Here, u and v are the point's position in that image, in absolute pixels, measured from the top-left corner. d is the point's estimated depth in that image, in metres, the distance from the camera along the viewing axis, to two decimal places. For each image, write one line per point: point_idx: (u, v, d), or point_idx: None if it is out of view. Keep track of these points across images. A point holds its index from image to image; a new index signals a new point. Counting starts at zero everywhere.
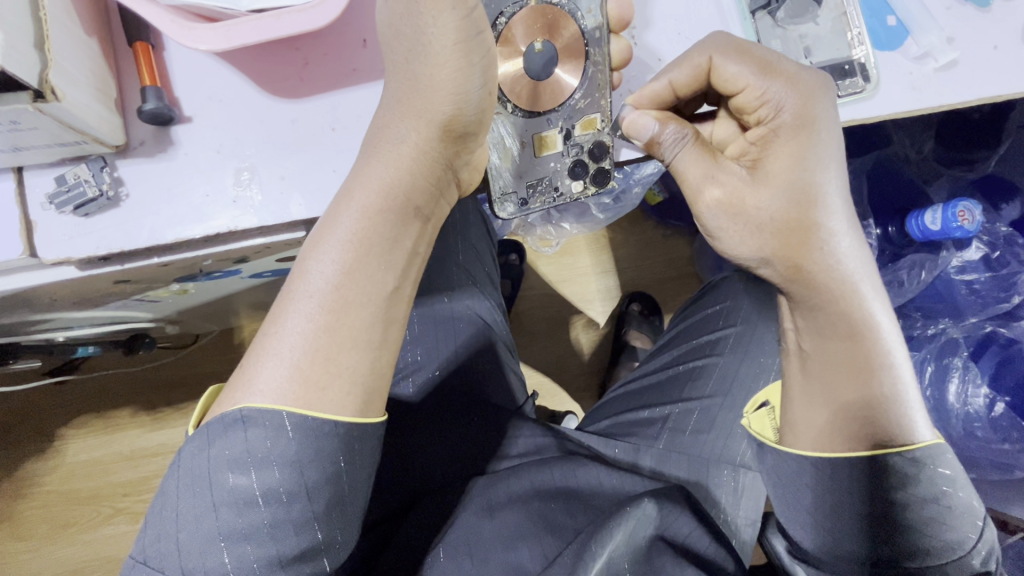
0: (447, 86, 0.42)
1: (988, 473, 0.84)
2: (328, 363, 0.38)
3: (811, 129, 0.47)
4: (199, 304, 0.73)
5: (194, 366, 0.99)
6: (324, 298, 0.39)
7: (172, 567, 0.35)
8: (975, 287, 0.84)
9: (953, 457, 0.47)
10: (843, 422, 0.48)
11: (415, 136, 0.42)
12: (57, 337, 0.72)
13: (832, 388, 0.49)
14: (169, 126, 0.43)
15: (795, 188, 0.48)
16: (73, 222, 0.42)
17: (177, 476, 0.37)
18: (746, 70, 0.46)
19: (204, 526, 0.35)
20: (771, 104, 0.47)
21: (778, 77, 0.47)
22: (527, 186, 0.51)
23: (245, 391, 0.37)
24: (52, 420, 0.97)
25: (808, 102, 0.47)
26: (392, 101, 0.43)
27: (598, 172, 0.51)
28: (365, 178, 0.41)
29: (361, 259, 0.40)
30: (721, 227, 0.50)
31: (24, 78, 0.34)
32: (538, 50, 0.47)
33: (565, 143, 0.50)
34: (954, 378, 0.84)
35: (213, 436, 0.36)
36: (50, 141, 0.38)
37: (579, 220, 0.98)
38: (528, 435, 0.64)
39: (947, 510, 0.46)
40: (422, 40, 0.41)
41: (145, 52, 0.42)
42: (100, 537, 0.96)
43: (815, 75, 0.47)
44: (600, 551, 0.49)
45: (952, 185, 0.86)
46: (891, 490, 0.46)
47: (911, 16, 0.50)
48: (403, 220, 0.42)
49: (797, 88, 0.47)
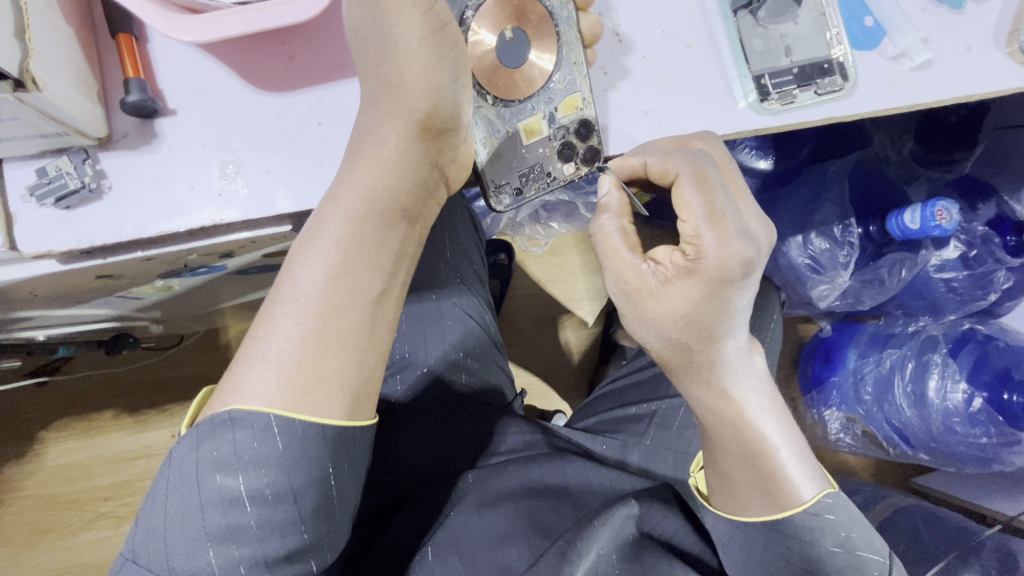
0: (422, 84, 0.42)
1: (966, 466, 0.90)
2: (316, 367, 0.37)
3: (726, 289, 0.44)
4: (184, 303, 0.73)
5: (179, 367, 0.98)
6: (312, 302, 0.39)
7: (161, 566, 0.35)
8: (953, 286, 0.89)
9: (843, 501, 0.47)
10: (734, 491, 0.48)
11: (396, 138, 0.43)
12: (37, 336, 0.71)
13: (723, 453, 0.48)
14: (153, 118, 0.43)
15: (693, 319, 0.46)
16: (54, 216, 0.41)
17: (167, 475, 0.36)
18: (698, 206, 0.44)
19: (192, 525, 0.35)
20: (697, 247, 0.44)
21: (717, 229, 0.44)
22: (519, 176, 0.50)
23: (234, 394, 0.37)
24: (31, 422, 0.95)
25: (727, 266, 0.44)
26: (370, 104, 0.43)
27: (585, 150, 0.49)
28: (349, 182, 0.42)
29: (348, 262, 0.40)
30: (619, 303, 0.50)
31: (3, 66, 0.33)
32: (509, 39, 0.48)
33: (550, 127, 0.50)
34: (934, 374, 0.86)
35: (203, 437, 0.36)
36: (31, 132, 0.38)
37: (567, 219, 0.99)
38: (515, 432, 0.65)
39: (856, 554, 0.47)
40: (389, 42, 0.41)
41: (128, 44, 0.42)
42: (81, 542, 0.95)
43: (751, 243, 0.44)
44: (587, 547, 0.50)
45: (931, 186, 0.87)
46: (805, 546, 0.47)
47: (888, 17, 0.51)
48: (389, 223, 0.42)
49: (726, 246, 0.43)
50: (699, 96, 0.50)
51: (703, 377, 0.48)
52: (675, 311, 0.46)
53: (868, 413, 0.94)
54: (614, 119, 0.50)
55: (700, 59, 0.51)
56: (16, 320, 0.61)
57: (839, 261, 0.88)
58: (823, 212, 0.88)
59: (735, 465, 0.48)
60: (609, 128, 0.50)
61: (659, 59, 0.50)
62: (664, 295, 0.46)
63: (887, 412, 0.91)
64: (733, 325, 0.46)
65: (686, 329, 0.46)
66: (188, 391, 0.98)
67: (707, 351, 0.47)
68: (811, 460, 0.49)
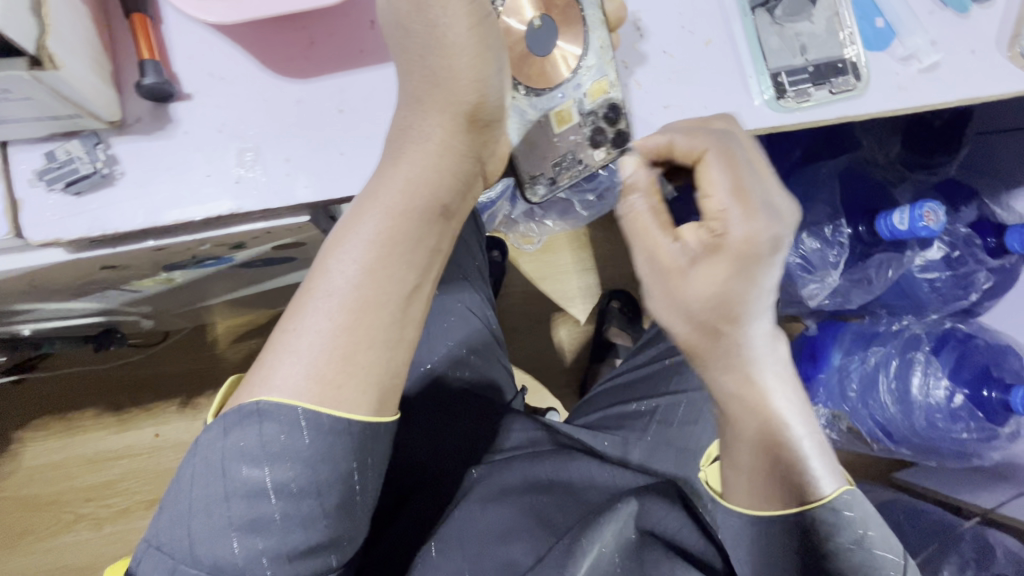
0: (469, 74, 0.42)
1: (947, 460, 0.93)
2: (345, 362, 0.36)
3: (755, 264, 0.44)
4: (173, 298, 0.71)
5: (162, 364, 0.95)
6: (345, 297, 0.38)
7: (185, 554, 0.34)
8: (936, 285, 0.90)
9: (860, 495, 0.48)
10: (757, 483, 0.49)
11: (441, 131, 0.43)
12: (22, 330, 0.69)
13: (745, 447, 0.49)
14: (167, 103, 0.43)
15: (725, 300, 0.45)
16: (64, 202, 0.41)
17: (192, 464, 0.36)
18: (725, 181, 0.45)
19: (217, 515, 0.34)
20: (724, 222, 0.45)
21: (745, 203, 0.44)
22: (552, 165, 0.50)
23: (262, 385, 0.36)
24: (7, 421, 0.92)
25: (755, 241, 0.44)
26: (415, 98, 0.43)
27: (617, 134, 0.50)
28: (390, 178, 0.41)
29: (383, 258, 0.39)
30: (649, 283, 0.48)
31: (23, 43, 0.33)
32: (536, 27, 0.48)
33: (580, 114, 0.50)
34: (917, 371, 0.88)
35: (229, 427, 0.35)
36: (41, 113, 0.38)
37: (562, 216, 0.95)
38: (520, 429, 0.64)
39: (870, 552, 0.46)
40: (436, 34, 0.41)
41: (142, 25, 0.41)
42: (60, 545, 0.92)
43: (779, 217, 0.45)
44: (589, 548, 0.49)
45: (916, 188, 0.88)
46: (820, 542, 0.47)
47: (898, 19, 0.52)
48: (429, 219, 0.41)
49: (753, 221, 0.44)
50: (719, 92, 0.51)
51: (724, 364, 0.48)
52: (706, 292, 0.45)
53: (853, 410, 0.95)
54: (638, 116, 0.50)
55: (719, 56, 0.51)
56: (14, 313, 0.60)
57: (830, 261, 0.89)
58: (814, 212, 0.88)
59: (757, 456, 0.49)
60: (635, 117, 0.50)
61: (679, 55, 0.51)
62: (695, 274, 0.45)
63: (871, 408, 0.92)
64: (758, 307, 0.46)
65: (714, 311, 0.45)
66: (174, 389, 0.95)
67: (734, 334, 0.46)
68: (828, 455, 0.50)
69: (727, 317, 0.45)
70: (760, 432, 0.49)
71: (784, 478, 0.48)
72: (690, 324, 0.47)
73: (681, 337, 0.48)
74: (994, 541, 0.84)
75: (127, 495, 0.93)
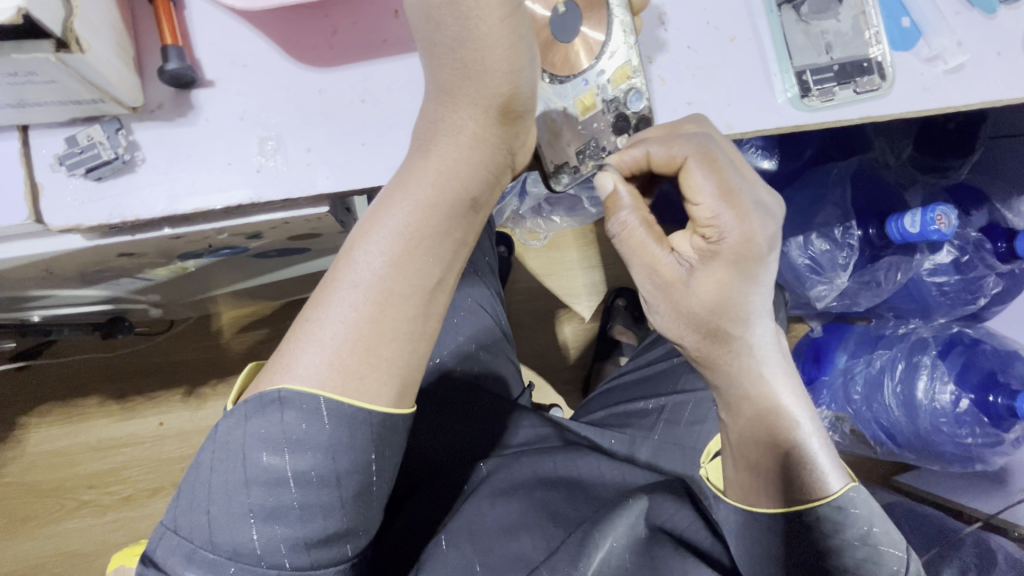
0: (502, 67, 0.41)
1: (952, 466, 0.93)
2: (368, 353, 0.36)
3: (749, 264, 0.46)
4: (181, 287, 0.70)
5: (169, 353, 0.95)
6: (371, 289, 0.37)
7: (203, 539, 0.34)
8: (945, 289, 0.90)
9: (869, 494, 0.48)
10: (757, 480, 0.50)
11: (472, 126, 0.42)
12: (33, 315, 0.69)
13: (747, 440, 0.51)
14: (189, 89, 0.42)
15: (726, 304, 0.47)
16: (83, 187, 0.41)
17: (212, 450, 0.35)
18: (710, 186, 0.45)
19: (236, 501, 0.34)
20: (717, 229, 0.46)
21: (733, 207, 0.45)
22: (577, 154, 0.51)
23: (283, 373, 0.36)
24: (14, 407, 0.92)
25: (750, 241, 0.45)
26: (444, 91, 0.42)
27: (639, 121, 0.49)
28: (420, 171, 0.41)
29: (410, 251, 0.39)
30: (653, 297, 0.49)
31: (48, 25, 0.32)
32: (561, 13, 0.48)
33: (604, 101, 0.50)
34: (923, 375, 0.87)
35: (251, 413, 0.35)
36: (65, 97, 0.37)
37: (570, 213, 0.96)
38: (528, 425, 0.64)
39: (876, 548, 0.46)
40: (468, 26, 0.40)
41: (167, 9, 0.41)
42: (64, 530, 0.92)
43: (766, 215, 0.46)
44: (601, 542, 0.49)
45: (927, 192, 0.87)
46: (823, 538, 0.47)
47: (924, 18, 0.52)
48: (457, 213, 0.41)
49: (746, 223, 0.45)
50: (743, 88, 0.50)
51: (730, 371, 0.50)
52: (709, 299, 0.47)
53: (857, 412, 0.95)
54: (660, 110, 0.50)
55: (744, 53, 0.50)
56: (27, 299, 0.60)
57: (839, 262, 0.87)
58: (825, 213, 0.87)
59: (766, 456, 0.50)
60: (658, 111, 0.50)
61: (703, 51, 0.50)
62: (696, 285, 0.47)
63: (876, 411, 0.92)
64: (756, 305, 0.48)
65: (718, 315, 0.48)
66: (179, 377, 0.95)
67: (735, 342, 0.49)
68: (835, 455, 0.50)
69: (729, 318, 0.48)
70: (761, 423, 0.50)
71: (792, 474, 0.49)
72: (698, 331, 0.49)
73: (692, 347, 0.51)
74: (996, 545, 0.84)
75: (130, 482, 0.93)
